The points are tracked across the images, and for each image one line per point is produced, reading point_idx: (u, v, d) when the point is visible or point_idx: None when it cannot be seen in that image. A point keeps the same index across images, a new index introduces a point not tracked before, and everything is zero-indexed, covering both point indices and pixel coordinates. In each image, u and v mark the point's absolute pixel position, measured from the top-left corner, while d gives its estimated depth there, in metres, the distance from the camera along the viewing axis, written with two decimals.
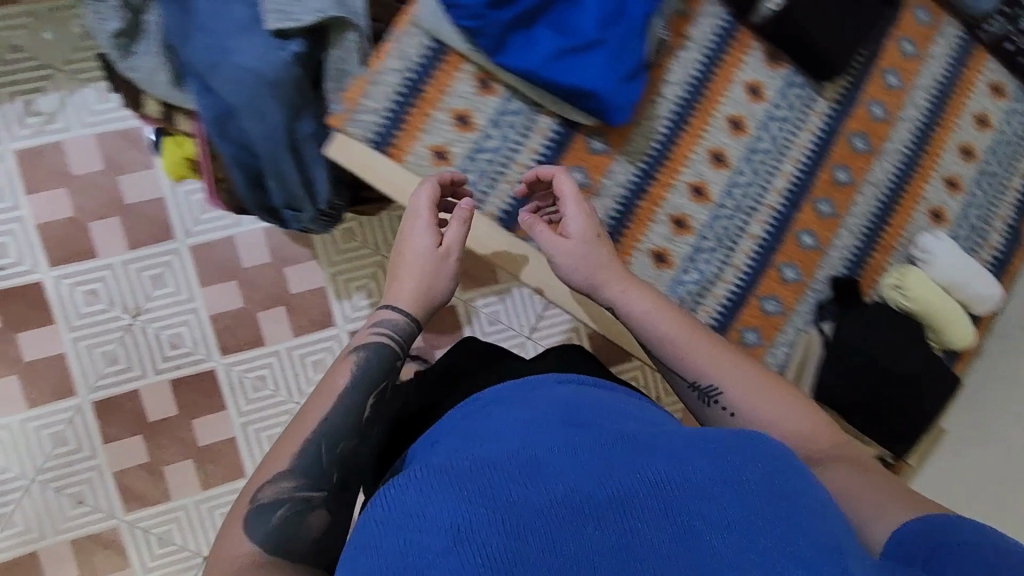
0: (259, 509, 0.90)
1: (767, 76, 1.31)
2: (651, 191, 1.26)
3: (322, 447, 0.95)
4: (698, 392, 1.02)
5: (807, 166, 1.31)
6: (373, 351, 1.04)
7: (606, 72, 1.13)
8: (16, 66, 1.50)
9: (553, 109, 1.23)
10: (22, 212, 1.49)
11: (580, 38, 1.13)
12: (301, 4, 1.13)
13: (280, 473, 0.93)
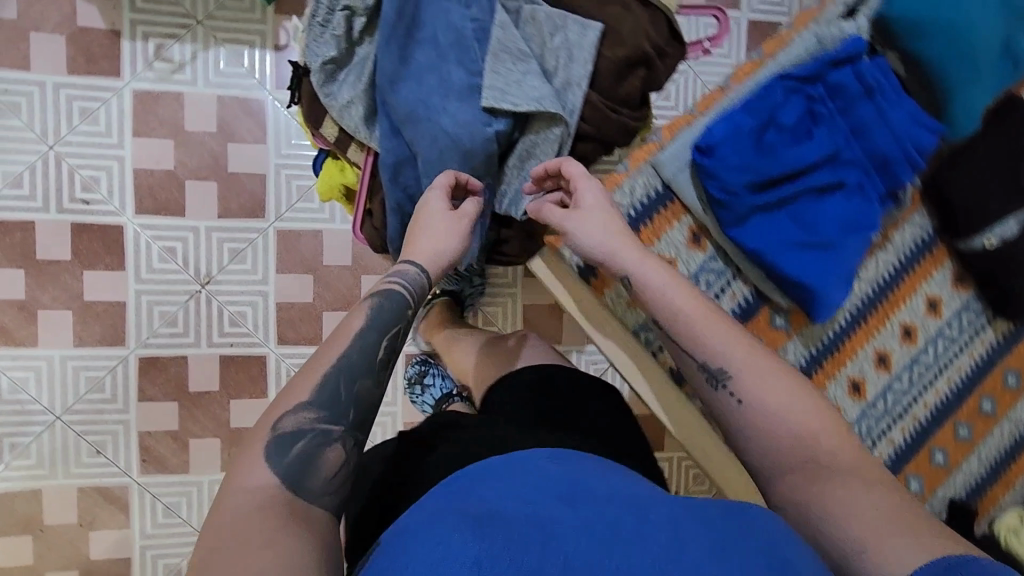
0: (277, 441, 0.68)
1: (947, 294, 1.10)
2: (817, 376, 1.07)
3: (339, 382, 0.73)
4: (706, 374, 0.83)
5: (960, 386, 1.09)
6: (391, 298, 0.80)
7: (829, 273, 1.00)
8: (159, 9, 1.41)
9: (751, 277, 1.05)
10: (122, 152, 1.42)
11: (816, 236, 1.00)
12: (525, 86, 0.83)
13: (299, 401, 0.71)
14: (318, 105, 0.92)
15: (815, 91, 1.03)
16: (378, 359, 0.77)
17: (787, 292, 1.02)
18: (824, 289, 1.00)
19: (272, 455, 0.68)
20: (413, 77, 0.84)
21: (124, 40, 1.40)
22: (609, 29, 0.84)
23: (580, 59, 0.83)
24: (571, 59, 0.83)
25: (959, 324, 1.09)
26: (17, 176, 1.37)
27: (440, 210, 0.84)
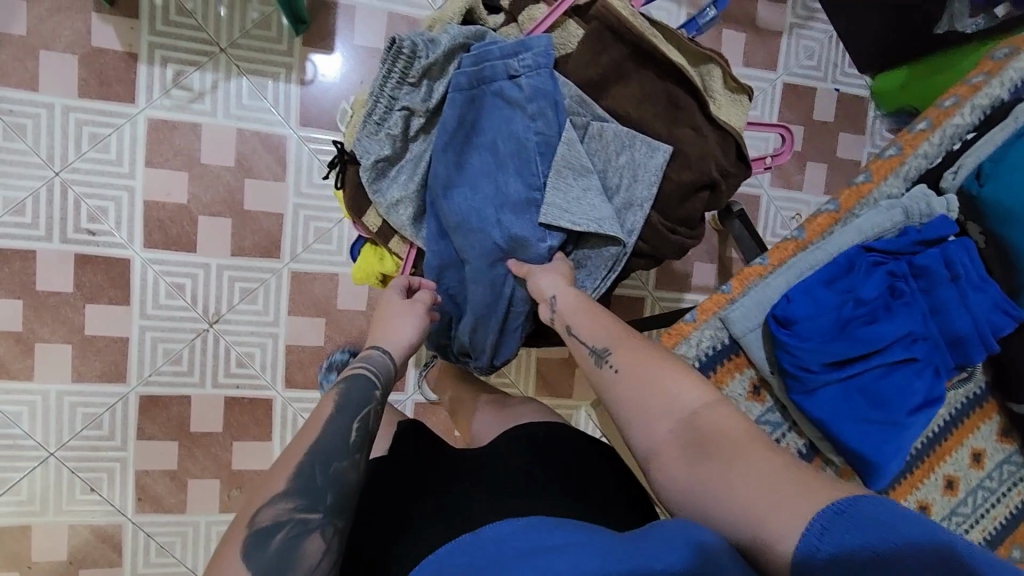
0: (255, 536, 0.65)
1: (993, 447, 1.15)
2: None
3: (317, 466, 0.70)
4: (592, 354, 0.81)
5: (994, 536, 1.14)
6: (355, 379, 0.78)
7: (894, 451, 0.97)
8: (180, 33, 1.33)
9: (809, 433, 1.06)
10: (133, 183, 1.34)
11: (891, 413, 0.96)
12: (584, 204, 0.82)
13: (277, 492, 0.68)
14: (362, 193, 0.88)
15: (897, 269, 1.01)
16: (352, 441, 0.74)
17: (844, 457, 1.02)
18: (885, 466, 0.97)
19: (249, 554, 0.64)
20: (471, 183, 0.83)
21: (140, 63, 1.32)
22: (677, 152, 0.84)
23: (645, 180, 0.83)
24: (635, 179, 0.83)
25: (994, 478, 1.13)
26: (20, 203, 1.30)
27: (395, 297, 0.86)
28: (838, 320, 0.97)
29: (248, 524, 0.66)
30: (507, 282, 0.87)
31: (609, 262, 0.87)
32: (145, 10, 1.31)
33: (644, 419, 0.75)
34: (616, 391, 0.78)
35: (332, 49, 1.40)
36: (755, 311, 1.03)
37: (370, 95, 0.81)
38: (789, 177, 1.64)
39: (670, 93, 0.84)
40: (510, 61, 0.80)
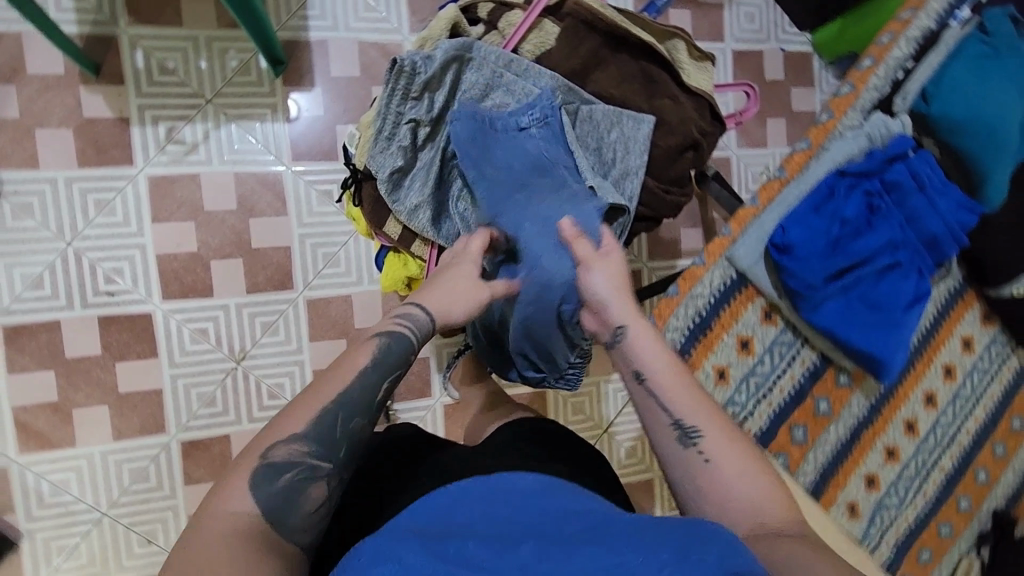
0: (267, 468, 0.69)
1: (979, 331, 1.26)
2: (876, 423, 1.19)
3: (338, 418, 0.73)
4: (678, 430, 0.78)
5: (991, 413, 1.26)
6: (394, 340, 0.80)
7: (898, 346, 1.07)
8: (166, 91, 1.39)
9: (819, 346, 1.16)
10: (143, 239, 1.40)
11: (888, 310, 1.07)
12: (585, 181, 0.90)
13: (293, 434, 0.71)
14: (380, 206, 0.95)
15: (872, 187, 1.11)
16: (377, 401, 0.77)
17: (854, 361, 1.12)
18: (893, 360, 1.07)
19: (255, 489, 0.68)
20: (484, 179, 0.90)
21: (132, 125, 1.37)
22: (659, 121, 0.94)
23: (636, 150, 0.92)
24: (627, 151, 0.92)
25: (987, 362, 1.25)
26: (37, 277, 1.34)
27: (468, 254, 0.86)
28: (828, 240, 1.07)
29: (262, 459, 0.69)
30: (573, 274, 0.88)
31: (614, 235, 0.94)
32: (130, 75, 1.37)
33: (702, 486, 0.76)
34: (686, 467, 0.77)
35: (312, 84, 1.48)
36: (756, 245, 1.12)
37: (378, 113, 0.89)
38: (752, 135, 1.75)
39: (644, 69, 0.94)
40: (520, 118, 0.90)
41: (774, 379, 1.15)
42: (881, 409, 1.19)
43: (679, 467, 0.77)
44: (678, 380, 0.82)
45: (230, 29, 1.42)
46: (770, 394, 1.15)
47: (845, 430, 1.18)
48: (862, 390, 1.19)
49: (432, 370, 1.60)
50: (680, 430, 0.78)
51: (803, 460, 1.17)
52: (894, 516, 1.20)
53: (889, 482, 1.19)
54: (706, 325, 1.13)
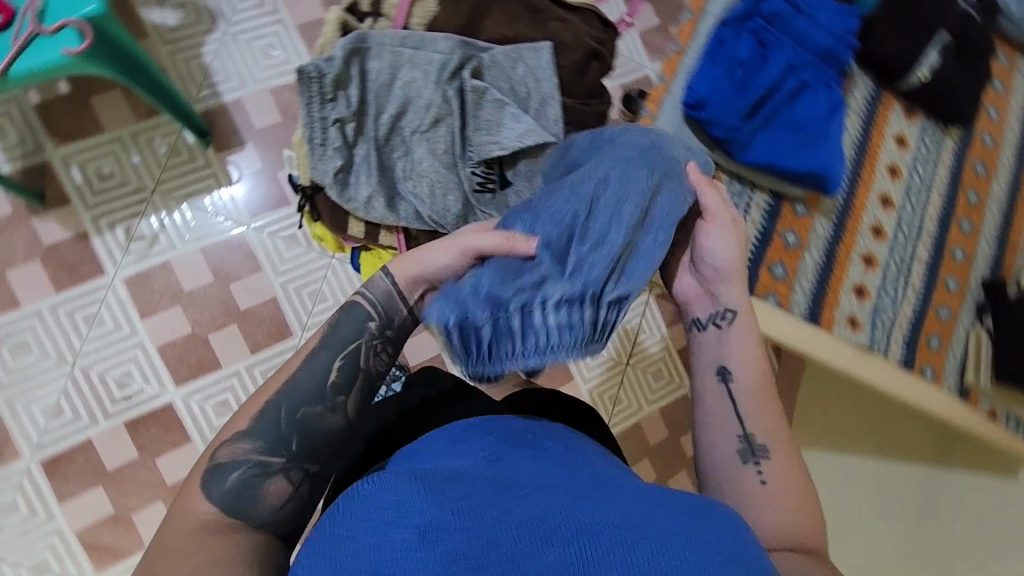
0: (215, 469, 0.79)
1: (908, 126, 1.26)
2: (845, 240, 1.19)
3: (280, 411, 0.82)
4: (744, 442, 0.86)
5: (947, 193, 1.26)
6: (345, 321, 0.86)
7: (831, 156, 1.13)
8: (110, 195, 1.46)
9: (766, 185, 1.19)
10: (139, 337, 1.46)
11: (807, 130, 1.14)
12: (508, 123, 0.94)
13: (240, 433, 0.81)
14: (337, 211, 1.00)
15: (757, 25, 1.15)
16: (327, 385, 0.84)
17: (801, 182, 1.15)
18: (831, 171, 1.13)
19: (213, 486, 0.78)
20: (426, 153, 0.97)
21: (92, 238, 1.45)
22: (555, 43, 0.98)
23: (545, 77, 0.95)
24: (537, 80, 0.95)
25: (928, 147, 1.25)
26: (56, 405, 1.41)
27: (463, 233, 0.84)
28: (735, 82, 1.13)
29: (213, 459, 0.80)
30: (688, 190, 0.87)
31: None
32: (73, 192, 1.45)
33: (747, 495, 0.81)
34: (747, 488, 0.82)
35: (241, 142, 1.53)
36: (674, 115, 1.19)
37: (305, 126, 0.93)
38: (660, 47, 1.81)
39: (526, 3, 1.00)
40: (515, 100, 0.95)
41: (738, 232, 1.16)
42: (845, 225, 1.20)
43: (734, 475, 0.84)
44: (764, 399, 0.89)
45: (150, 120, 1.49)
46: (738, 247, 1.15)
47: (820, 255, 1.19)
48: (822, 211, 1.19)
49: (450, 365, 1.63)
50: (745, 442, 0.86)
51: (792, 295, 1.17)
52: (890, 317, 1.19)
53: (876, 287, 1.20)
54: None
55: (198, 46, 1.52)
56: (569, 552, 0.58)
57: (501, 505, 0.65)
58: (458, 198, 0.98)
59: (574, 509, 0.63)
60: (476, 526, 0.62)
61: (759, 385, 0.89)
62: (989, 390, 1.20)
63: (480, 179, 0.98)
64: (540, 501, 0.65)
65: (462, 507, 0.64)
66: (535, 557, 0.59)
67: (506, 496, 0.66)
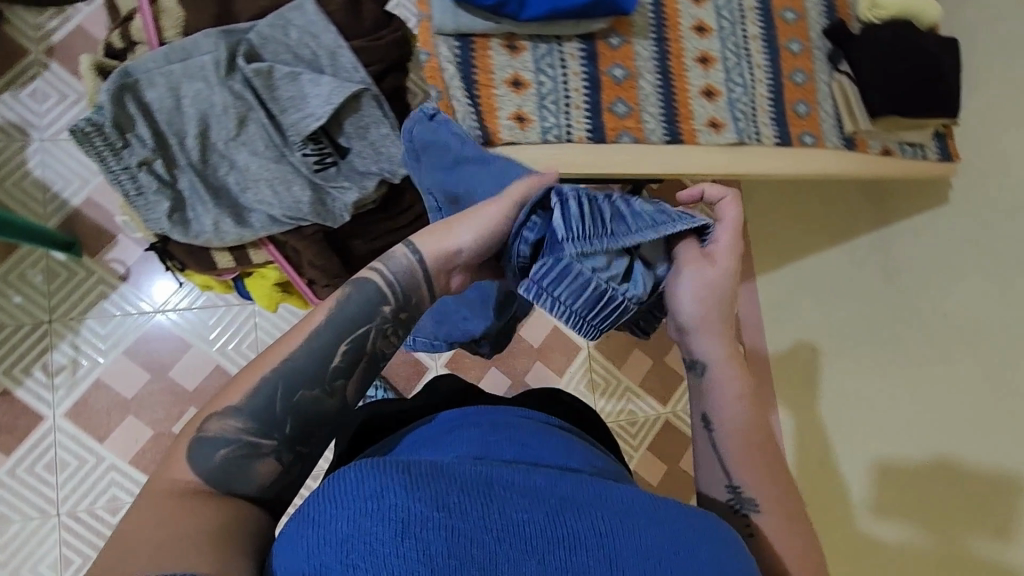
0: (205, 442, 0.61)
1: None
2: (676, 57, 0.91)
3: (278, 387, 0.62)
4: (735, 495, 0.70)
5: None
6: (365, 299, 0.67)
7: None
8: (12, 343, 1.44)
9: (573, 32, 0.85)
10: (108, 459, 1.45)
11: None
12: (309, 92, 0.92)
13: (229, 407, 0.62)
14: (196, 251, 0.97)
15: None
16: (329, 375, 0.64)
17: (604, 15, 0.83)
18: None
19: (198, 462, 0.60)
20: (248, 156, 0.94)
21: (16, 391, 1.43)
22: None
23: (321, 30, 0.92)
24: (316, 37, 0.92)
25: None
26: (60, 556, 1.40)
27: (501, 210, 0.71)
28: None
29: (198, 432, 0.61)
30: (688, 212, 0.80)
31: (375, 109, 0.97)
32: None
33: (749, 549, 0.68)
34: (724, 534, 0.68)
35: (111, 238, 1.48)
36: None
37: (113, 183, 0.89)
38: None
39: None
40: None
41: (565, 94, 0.85)
42: (667, 35, 0.91)
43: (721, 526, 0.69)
44: (749, 437, 0.72)
45: (13, 257, 1.45)
46: (570, 108, 0.85)
47: (654, 75, 0.90)
48: (636, 31, 0.89)
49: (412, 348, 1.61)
50: (731, 492, 0.70)
51: (650, 135, 0.88)
52: (754, 103, 0.93)
53: (725, 83, 0.92)
54: (477, 86, 0.81)
55: (23, 165, 1.46)
56: (548, 565, 0.50)
57: (486, 501, 0.53)
58: (303, 185, 0.96)
59: (564, 512, 0.53)
60: (455, 517, 0.51)
61: (753, 432, 0.72)
62: (874, 127, 0.97)
63: (314, 157, 0.96)
64: (523, 499, 0.54)
65: (446, 501, 0.52)
66: (512, 564, 0.50)
67: (491, 494, 0.54)
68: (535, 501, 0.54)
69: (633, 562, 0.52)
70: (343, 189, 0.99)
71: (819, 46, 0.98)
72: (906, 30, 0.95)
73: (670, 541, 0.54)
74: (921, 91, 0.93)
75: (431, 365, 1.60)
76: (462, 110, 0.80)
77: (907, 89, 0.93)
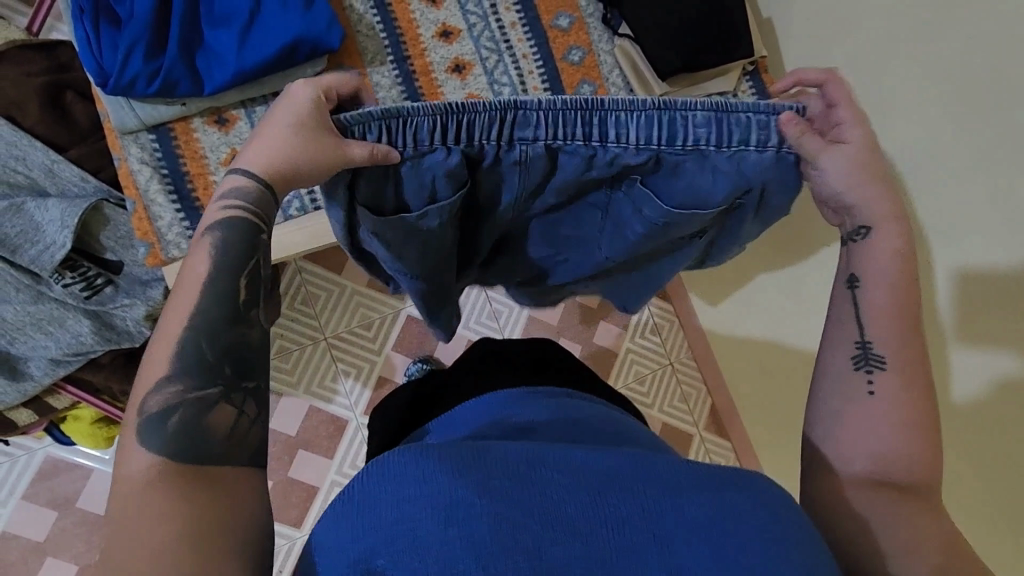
0: (150, 420, 0.40)
1: None
2: (421, 71, 0.80)
3: (198, 337, 0.42)
4: (863, 354, 0.51)
5: None
6: (236, 227, 0.45)
7: (289, 11, 0.68)
8: None
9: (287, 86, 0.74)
10: None
11: (240, 8, 0.68)
12: (41, 223, 0.81)
13: (163, 360, 0.42)
14: None
15: None
16: (240, 306, 0.44)
17: (309, 58, 0.71)
18: (324, 34, 0.69)
19: (148, 439, 0.40)
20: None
21: None
22: (7, 111, 0.83)
23: (28, 151, 0.82)
24: (26, 162, 0.82)
25: None
26: None
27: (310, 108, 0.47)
28: (86, 17, 0.65)
29: (138, 415, 0.41)
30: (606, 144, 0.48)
31: (127, 218, 0.86)
32: None
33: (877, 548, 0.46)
34: (834, 398, 0.51)
35: None
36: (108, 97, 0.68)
37: None
38: None
39: None
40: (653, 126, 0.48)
41: None
42: (408, 53, 0.80)
43: (827, 387, 0.52)
44: (903, 318, 0.50)
45: None
46: None
47: (405, 103, 0.80)
48: (369, 59, 0.79)
49: (325, 403, 1.32)
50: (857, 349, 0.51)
51: None
52: (527, 100, 0.83)
53: (490, 88, 0.82)
54: (187, 177, 0.71)
55: None
56: (595, 550, 0.37)
57: (535, 486, 0.39)
58: (77, 316, 0.86)
59: (609, 490, 0.39)
60: (505, 504, 0.38)
61: (899, 298, 0.50)
62: (669, 89, 0.86)
63: (78, 285, 0.84)
64: (571, 478, 0.40)
65: (491, 484, 0.39)
66: (561, 547, 0.37)
67: (533, 473, 0.40)
68: (581, 480, 0.40)
69: (689, 537, 0.38)
70: (124, 306, 0.86)
71: (592, 12, 0.87)
72: None
73: (713, 505, 0.39)
74: (704, 48, 0.83)
75: (352, 419, 1.33)
76: (175, 214, 0.70)
77: (690, 46, 0.82)
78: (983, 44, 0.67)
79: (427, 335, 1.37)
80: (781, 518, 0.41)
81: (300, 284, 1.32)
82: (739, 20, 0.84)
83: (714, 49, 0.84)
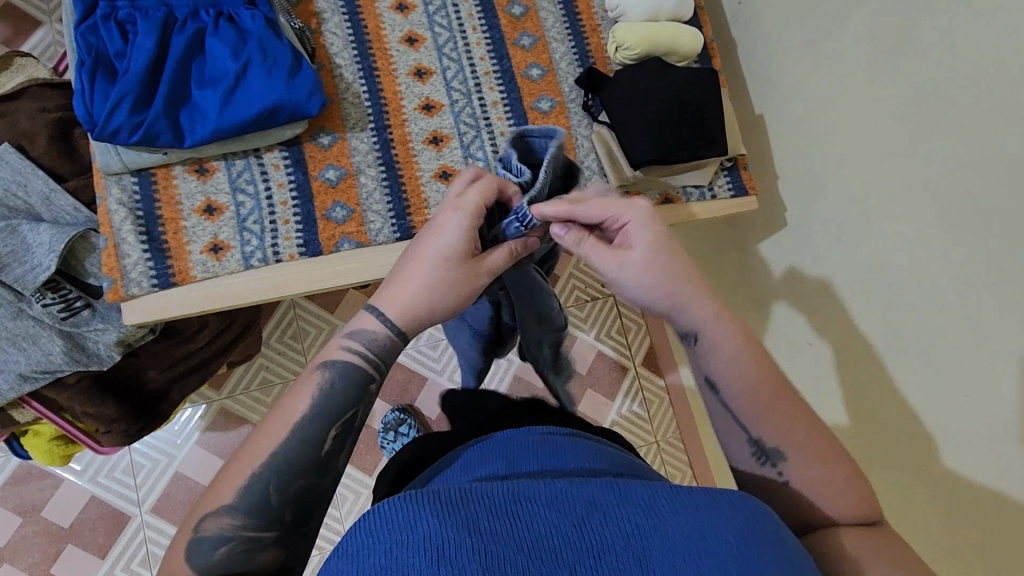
0: (205, 544, 0.47)
1: None
2: (398, 141, 0.84)
3: (270, 484, 0.49)
4: (758, 451, 0.54)
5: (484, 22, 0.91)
6: (354, 377, 0.55)
7: (273, 78, 0.74)
8: None
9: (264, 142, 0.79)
10: None
11: (226, 72, 0.73)
12: (30, 244, 0.86)
13: (222, 500, 0.48)
14: None
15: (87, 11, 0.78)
16: (325, 453, 0.52)
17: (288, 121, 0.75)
18: (302, 100, 0.74)
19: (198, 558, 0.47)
20: None
21: None
22: (18, 140, 0.90)
23: (30, 176, 0.88)
24: (27, 187, 0.88)
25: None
26: None
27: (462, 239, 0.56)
28: (85, 68, 0.71)
29: (196, 533, 0.48)
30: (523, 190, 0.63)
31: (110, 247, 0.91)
32: None
33: None
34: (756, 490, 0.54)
35: None
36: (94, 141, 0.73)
37: None
38: None
39: None
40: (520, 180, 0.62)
41: (268, 212, 0.78)
42: (388, 122, 0.85)
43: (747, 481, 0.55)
44: (771, 399, 0.54)
45: None
46: (277, 225, 0.78)
47: (379, 168, 0.83)
48: (350, 125, 0.83)
49: None
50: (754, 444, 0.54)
51: (372, 231, 0.81)
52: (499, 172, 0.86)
53: (463, 162, 0.85)
54: (159, 223, 0.76)
55: None
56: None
57: (514, 528, 0.39)
58: (52, 335, 0.88)
59: (591, 520, 0.39)
60: (490, 540, 0.37)
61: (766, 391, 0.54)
62: (642, 177, 0.88)
63: (57, 305, 0.88)
64: (549, 512, 0.40)
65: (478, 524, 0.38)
66: None
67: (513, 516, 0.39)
68: (563, 516, 0.39)
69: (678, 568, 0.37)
70: (99, 330, 0.90)
71: (574, 98, 0.91)
72: (655, 70, 0.87)
73: (696, 523, 0.39)
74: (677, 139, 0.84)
75: None
76: (148, 261, 0.74)
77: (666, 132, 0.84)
78: (960, 169, 0.68)
79: (410, 384, 1.36)
80: (773, 545, 0.39)
81: (292, 319, 1.31)
82: (713, 115, 0.87)
83: (690, 140, 0.85)
